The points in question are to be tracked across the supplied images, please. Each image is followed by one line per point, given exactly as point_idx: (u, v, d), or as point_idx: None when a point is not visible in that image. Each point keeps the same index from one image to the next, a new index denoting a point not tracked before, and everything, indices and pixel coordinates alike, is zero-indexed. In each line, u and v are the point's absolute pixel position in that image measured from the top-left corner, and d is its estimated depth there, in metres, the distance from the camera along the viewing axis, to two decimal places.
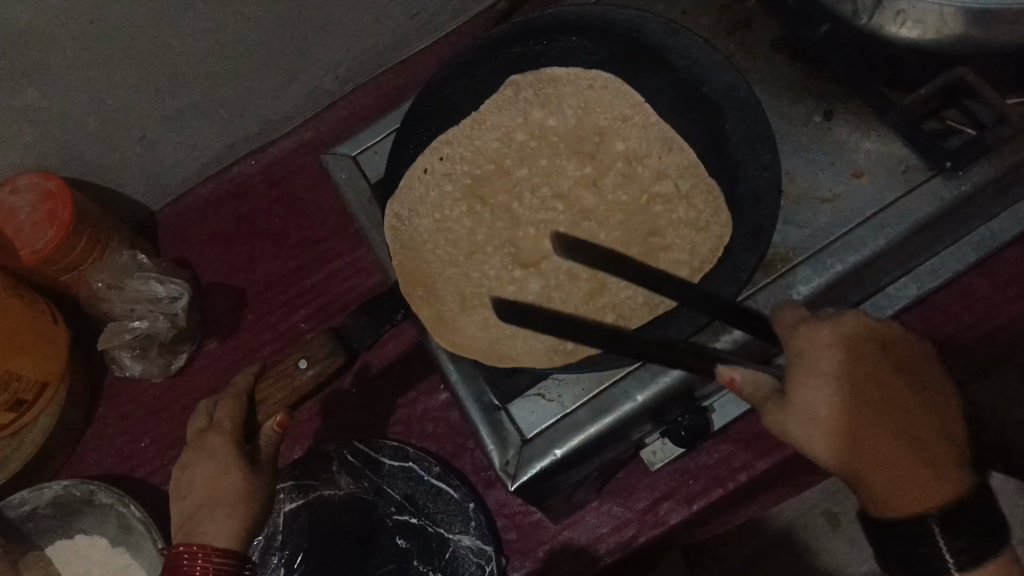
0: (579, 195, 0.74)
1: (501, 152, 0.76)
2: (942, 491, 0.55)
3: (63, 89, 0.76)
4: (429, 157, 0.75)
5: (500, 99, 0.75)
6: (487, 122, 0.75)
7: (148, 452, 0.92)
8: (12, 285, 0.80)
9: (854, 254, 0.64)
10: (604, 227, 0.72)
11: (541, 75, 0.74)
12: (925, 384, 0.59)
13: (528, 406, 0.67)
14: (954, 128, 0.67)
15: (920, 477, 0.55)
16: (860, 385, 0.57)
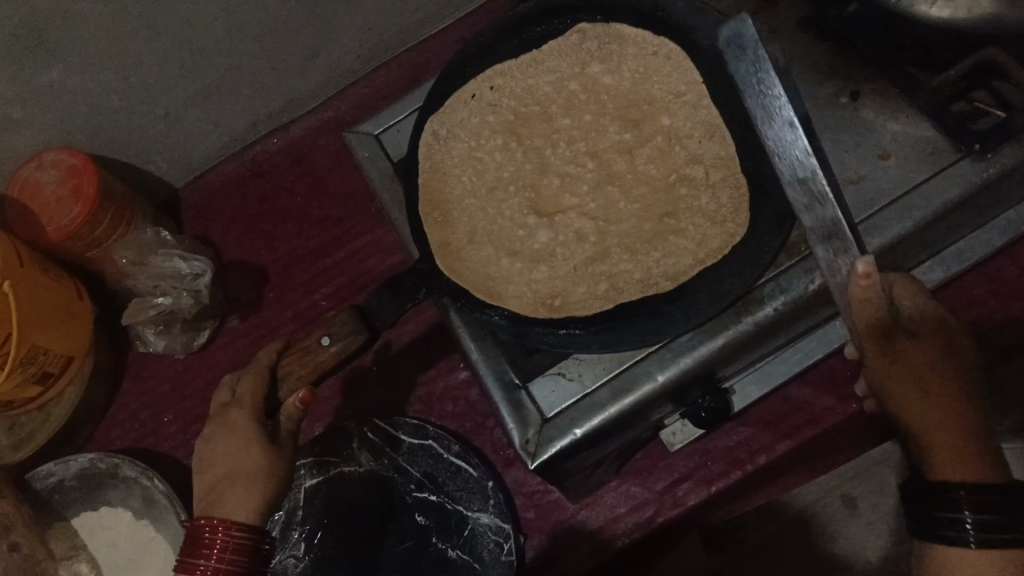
0: (612, 160, 0.73)
1: (550, 97, 0.75)
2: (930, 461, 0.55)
3: (88, 65, 0.76)
4: (480, 82, 0.74)
5: (563, 44, 0.74)
6: (545, 64, 0.74)
7: (171, 427, 0.94)
8: (39, 260, 0.81)
9: (879, 236, 0.64)
10: (625, 199, 0.71)
11: (610, 28, 0.72)
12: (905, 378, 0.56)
13: (548, 385, 0.67)
14: (984, 110, 0.66)
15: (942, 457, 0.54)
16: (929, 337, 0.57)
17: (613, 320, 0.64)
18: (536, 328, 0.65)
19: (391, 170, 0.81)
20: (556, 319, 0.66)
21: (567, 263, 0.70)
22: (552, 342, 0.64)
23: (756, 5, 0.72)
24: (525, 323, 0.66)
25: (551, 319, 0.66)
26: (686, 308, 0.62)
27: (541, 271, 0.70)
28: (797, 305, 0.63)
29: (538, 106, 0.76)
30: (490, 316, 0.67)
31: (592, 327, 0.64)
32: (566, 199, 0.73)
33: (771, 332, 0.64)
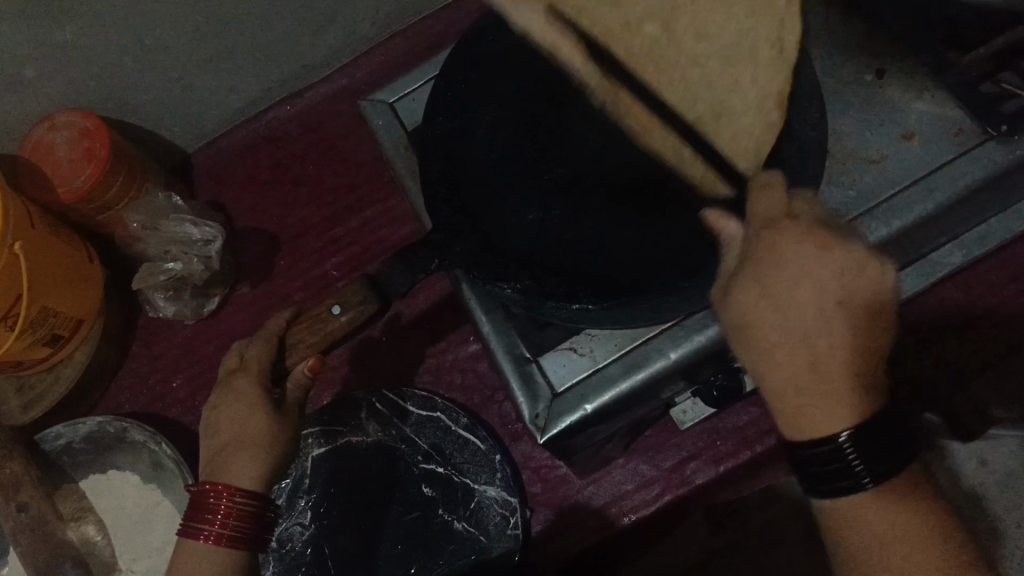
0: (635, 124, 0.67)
1: None
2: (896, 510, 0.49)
3: (102, 25, 0.75)
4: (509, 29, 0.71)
5: None
6: None
7: (179, 392, 0.94)
8: (51, 222, 0.80)
9: (898, 219, 0.62)
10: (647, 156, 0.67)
11: None
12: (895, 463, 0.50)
13: (559, 359, 0.67)
14: (1010, 91, 0.63)
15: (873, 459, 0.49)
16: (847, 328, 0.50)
17: (627, 294, 0.61)
18: (549, 302, 0.61)
19: (405, 139, 0.81)
20: (567, 290, 0.61)
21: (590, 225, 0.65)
22: (565, 318, 0.61)
23: None
24: (537, 298, 0.62)
25: (563, 290, 0.62)
26: (702, 287, 0.60)
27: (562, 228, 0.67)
28: None
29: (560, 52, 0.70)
30: (502, 290, 0.62)
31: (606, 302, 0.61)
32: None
33: None
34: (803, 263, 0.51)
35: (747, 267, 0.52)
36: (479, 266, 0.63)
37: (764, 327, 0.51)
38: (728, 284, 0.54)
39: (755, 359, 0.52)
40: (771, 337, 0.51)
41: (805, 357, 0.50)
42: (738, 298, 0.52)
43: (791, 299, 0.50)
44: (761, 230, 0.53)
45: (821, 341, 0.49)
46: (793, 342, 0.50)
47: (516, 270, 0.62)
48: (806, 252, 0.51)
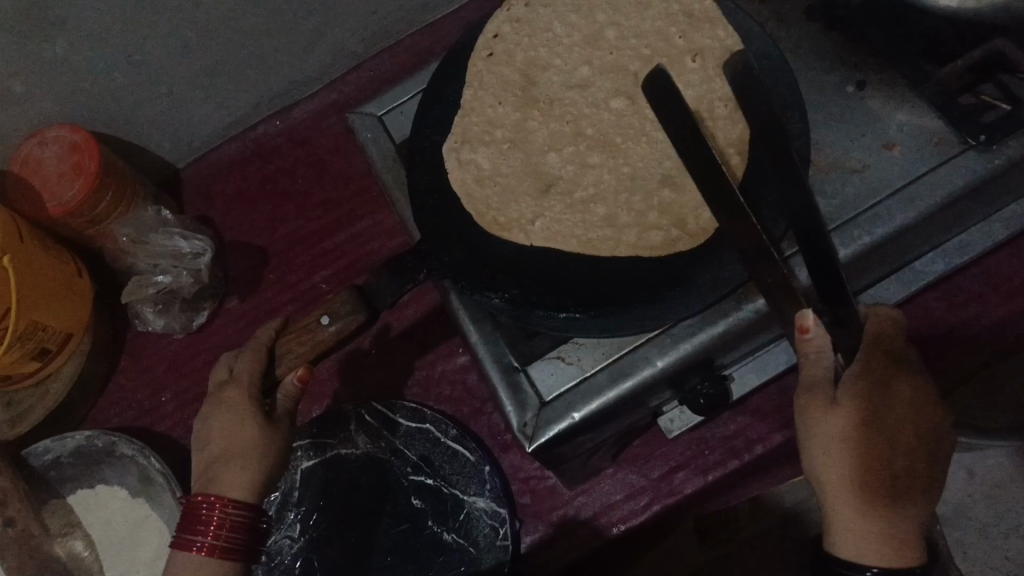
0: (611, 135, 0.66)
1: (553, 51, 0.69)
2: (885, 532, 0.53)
3: (92, 41, 0.76)
4: (483, 39, 0.70)
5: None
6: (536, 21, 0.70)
7: (168, 406, 0.93)
8: (39, 237, 0.81)
9: (881, 227, 0.63)
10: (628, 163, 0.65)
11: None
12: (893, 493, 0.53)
13: (547, 368, 0.67)
14: (989, 103, 0.66)
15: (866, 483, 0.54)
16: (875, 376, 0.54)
17: (613, 304, 0.62)
18: (536, 311, 0.63)
19: (393, 152, 0.82)
20: (555, 300, 0.63)
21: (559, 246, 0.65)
22: (551, 327, 0.62)
23: None
24: (523, 306, 0.63)
25: (550, 299, 0.63)
26: (686, 295, 0.61)
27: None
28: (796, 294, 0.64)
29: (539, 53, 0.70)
30: (490, 299, 0.64)
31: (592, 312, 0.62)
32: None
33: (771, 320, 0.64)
34: (900, 391, 0.55)
35: (852, 375, 0.54)
36: (469, 277, 0.65)
37: (861, 438, 0.53)
38: (816, 387, 0.55)
39: (842, 439, 0.54)
40: (859, 435, 0.53)
41: (881, 463, 0.53)
42: (842, 407, 0.54)
43: (888, 410, 0.54)
44: (875, 350, 0.55)
45: (866, 425, 0.54)
46: (882, 451, 0.53)
47: (503, 282, 0.65)
48: (902, 385, 0.55)
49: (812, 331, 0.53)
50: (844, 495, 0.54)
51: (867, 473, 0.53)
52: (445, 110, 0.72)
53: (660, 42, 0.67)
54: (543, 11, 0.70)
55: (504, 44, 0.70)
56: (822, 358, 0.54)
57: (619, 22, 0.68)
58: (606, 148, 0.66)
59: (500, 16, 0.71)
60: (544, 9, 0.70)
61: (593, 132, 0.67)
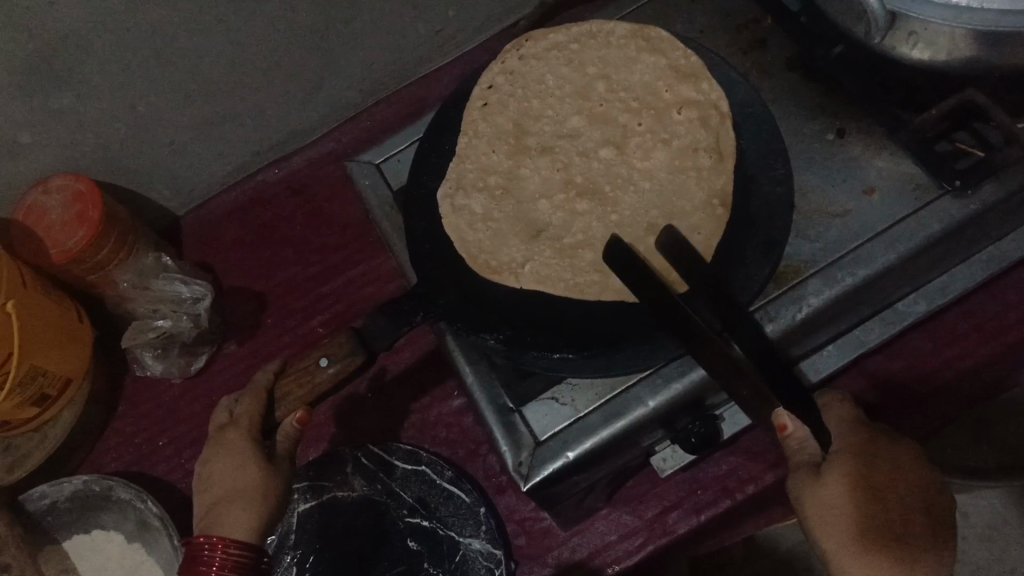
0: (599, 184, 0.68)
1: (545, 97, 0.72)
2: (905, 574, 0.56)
3: (99, 92, 0.79)
4: (479, 88, 0.73)
5: (544, 46, 0.73)
6: (529, 71, 0.72)
7: (165, 451, 0.94)
8: (41, 283, 0.82)
9: (864, 268, 0.65)
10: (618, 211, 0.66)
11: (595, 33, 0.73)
12: (901, 538, 0.57)
13: (542, 409, 0.68)
14: (964, 150, 0.68)
15: (870, 534, 0.57)
16: (852, 449, 0.60)
17: (603, 344, 0.65)
18: (530, 352, 0.65)
19: (391, 199, 0.84)
20: (547, 341, 0.66)
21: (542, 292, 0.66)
22: (546, 366, 0.65)
23: (746, 46, 0.76)
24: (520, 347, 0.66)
25: (542, 340, 0.66)
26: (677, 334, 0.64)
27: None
28: (784, 335, 0.66)
29: (535, 101, 0.71)
30: (484, 339, 0.66)
31: (584, 352, 0.65)
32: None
33: (761, 359, 0.66)
34: (881, 460, 0.60)
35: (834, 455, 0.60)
36: (464, 318, 0.67)
37: (858, 492, 0.58)
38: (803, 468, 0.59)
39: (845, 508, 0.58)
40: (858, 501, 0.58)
41: (881, 517, 0.57)
42: (833, 476, 0.58)
43: (877, 481, 0.59)
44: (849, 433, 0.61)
45: (860, 484, 0.58)
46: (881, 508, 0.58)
47: (498, 323, 0.67)
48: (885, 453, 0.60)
49: (791, 429, 0.56)
50: (851, 551, 0.57)
51: (870, 526, 0.57)
52: (440, 158, 0.75)
53: (648, 94, 0.69)
54: (536, 64, 0.73)
55: (497, 93, 0.72)
56: (807, 444, 0.58)
57: (609, 75, 0.71)
58: (595, 196, 0.67)
59: (493, 66, 0.73)
60: (537, 62, 0.73)
61: (581, 180, 0.68)
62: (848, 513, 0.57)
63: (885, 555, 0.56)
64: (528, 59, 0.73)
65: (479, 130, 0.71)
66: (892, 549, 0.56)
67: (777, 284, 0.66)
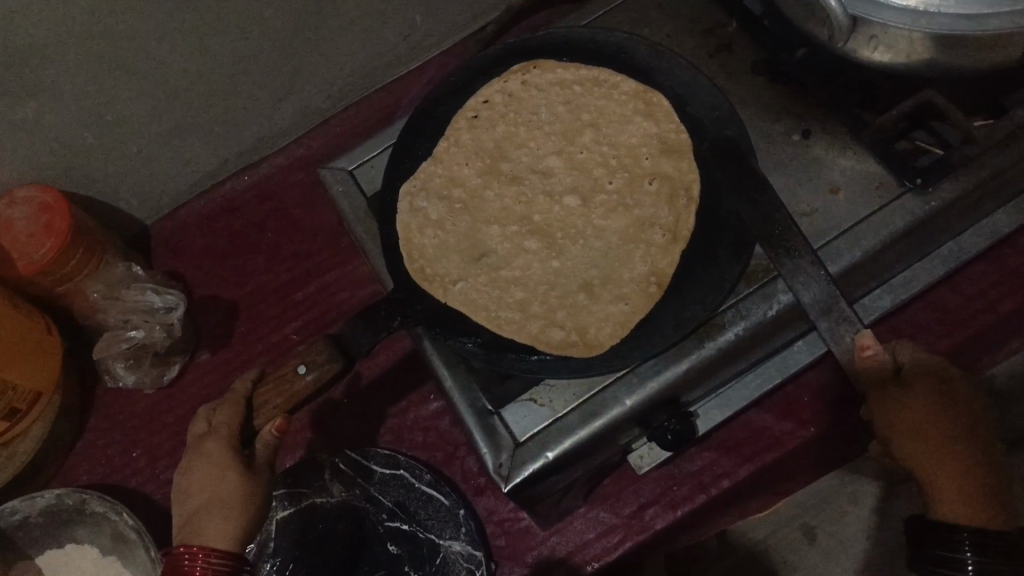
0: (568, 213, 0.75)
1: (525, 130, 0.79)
2: (976, 495, 0.58)
3: (65, 101, 0.78)
4: (474, 99, 0.79)
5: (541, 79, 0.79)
6: (525, 99, 0.79)
7: (139, 462, 0.93)
8: (8, 295, 0.81)
9: (830, 266, 0.67)
10: (581, 244, 0.74)
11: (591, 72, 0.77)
12: (974, 455, 0.59)
13: (520, 410, 0.69)
14: (923, 148, 0.70)
15: (941, 448, 0.59)
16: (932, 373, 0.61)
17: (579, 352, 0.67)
18: (508, 355, 0.67)
19: (364, 205, 0.84)
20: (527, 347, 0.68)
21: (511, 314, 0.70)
22: (523, 369, 0.67)
23: (712, 49, 0.78)
24: (497, 350, 0.69)
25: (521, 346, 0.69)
26: (652, 334, 0.65)
27: (517, 294, 0.72)
28: (755, 332, 0.67)
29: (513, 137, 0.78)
30: (463, 343, 0.69)
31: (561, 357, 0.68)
32: (541, 218, 0.75)
33: (732, 357, 0.67)
34: (958, 387, 0.61)
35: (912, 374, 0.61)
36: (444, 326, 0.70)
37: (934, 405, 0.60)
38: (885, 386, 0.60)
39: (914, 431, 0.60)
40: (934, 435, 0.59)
41: (958, 435, 0.59)
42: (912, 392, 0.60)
43: (958, 421, 0.59)
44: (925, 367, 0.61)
45: (937, 401, 0.60)
46: (958, 425, 0.59)
47: (476, 329, 0.70)
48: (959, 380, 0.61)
49: (872, 349, 0.57)
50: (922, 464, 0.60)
51: (943, 441, 0.59)
52: None
53: None
54: (534, 92, 0.79)
55: (490, 115, 0.79)
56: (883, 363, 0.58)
57: (599, 126, 0.77)
58: (545, 238, 0.74)
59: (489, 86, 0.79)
60: (536, 90, 0.79)
61: (539, 219, 0.75)
62: (921, 427, 0.60)
63: (954, 471, 0.58)
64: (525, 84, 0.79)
65: (462, 152, 0.78)
66: (968, 469, 0.58)
67: (748, 282, 0.67)
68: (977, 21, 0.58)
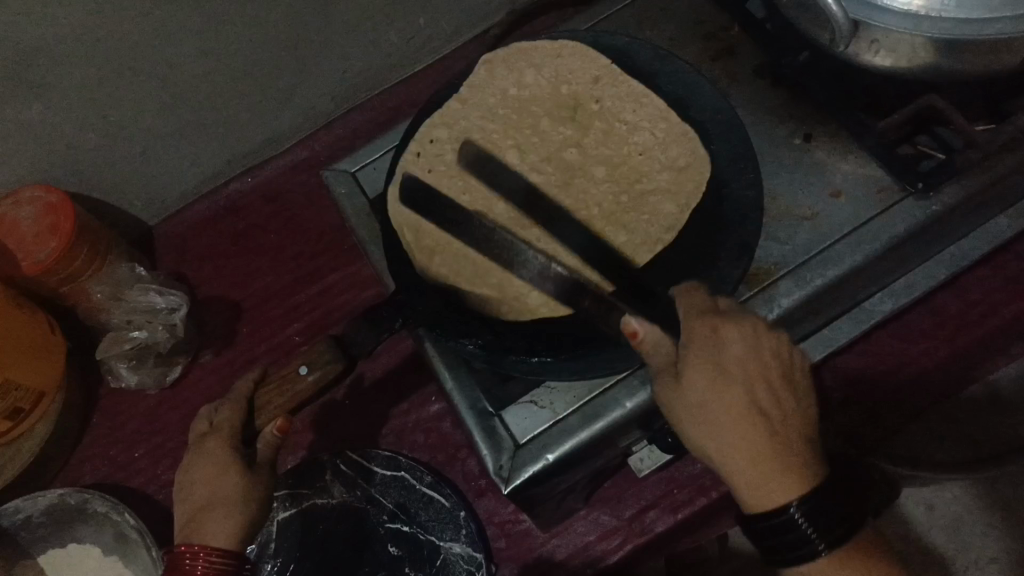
0: None
1: None
2: (749, 454, 0.55)
3: (70, 102, 0.78)
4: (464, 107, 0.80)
5: None
6: None
7: (141, 462, 0.93)
8: (12, 295, 0.81)
9: (833, 268, 0.67)
10: None
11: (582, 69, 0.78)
12: (766, 425, 0.55)
13: (521, 412, 0.69)
14: (926, 153, 0.70)
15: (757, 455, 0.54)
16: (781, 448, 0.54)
17: (584, 348, 0.65)
18: (510, 357, 0.65)
19: (367, 206, 0.84)
20: (527, 346, 0.66)
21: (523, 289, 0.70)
22: (525, 371, 0.65)
23: (715, 54, 0.78)
24: (497, 353, 0.66)
25: (522, 345, 0.66)
26: None
27: None
28: None
29: None
30: (463, 345, 0.66)
31: (563, 355, 0.65)
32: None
33: None
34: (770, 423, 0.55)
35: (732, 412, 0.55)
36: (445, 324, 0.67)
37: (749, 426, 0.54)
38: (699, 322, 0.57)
39: (707, 417, 0.55)
40: (732, 421, 0.55)
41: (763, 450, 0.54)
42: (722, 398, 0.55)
43: (761, 436, 0.54)
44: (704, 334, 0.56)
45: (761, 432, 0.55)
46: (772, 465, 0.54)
47: (477, 328, 0.67)
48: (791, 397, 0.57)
49: (641, 334, 0.55)
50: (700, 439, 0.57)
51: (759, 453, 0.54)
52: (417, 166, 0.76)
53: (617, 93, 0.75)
54: None
55: None
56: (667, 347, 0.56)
57: None
58: None
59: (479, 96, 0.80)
60: None
61: None
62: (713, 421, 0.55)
63: (736, 451, 0.55)
64: (528, 67, 0.78)
65: None
66: (734, 460, 0.55)
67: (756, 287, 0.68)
68: (978, 26, 0.58)
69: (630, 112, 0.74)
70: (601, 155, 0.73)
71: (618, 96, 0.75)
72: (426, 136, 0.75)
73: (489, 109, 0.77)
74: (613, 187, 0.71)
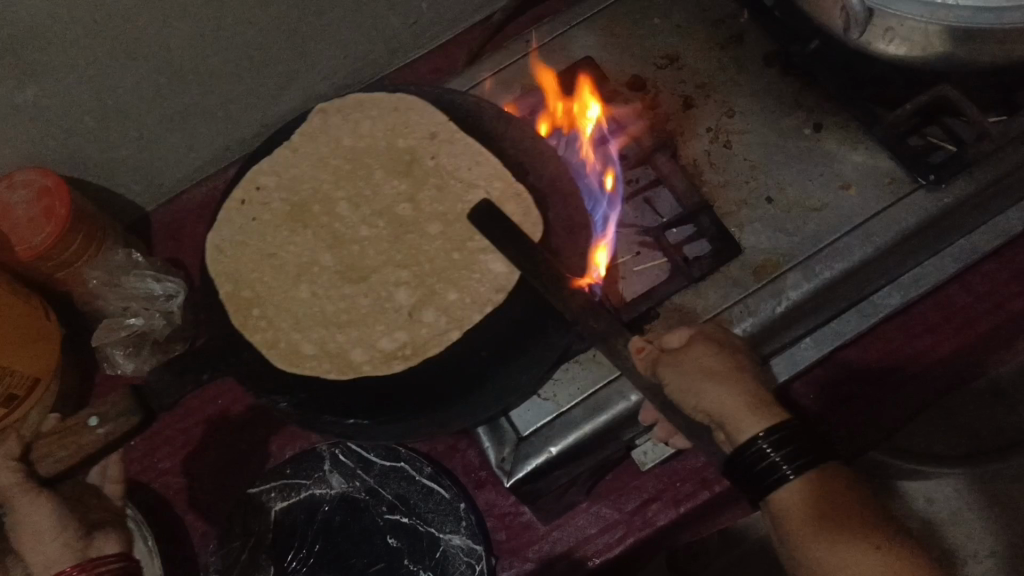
0: None
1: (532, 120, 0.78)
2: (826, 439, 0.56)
3: (64, 85, 0.76)
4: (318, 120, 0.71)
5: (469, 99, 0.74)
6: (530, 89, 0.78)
7: (137, 450, 0.92)
8: (8, 281, 0.80)
9: (842, 261, 0.66)
10: None
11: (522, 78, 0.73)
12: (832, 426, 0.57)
13: (524, 404, 0.69)
14: (935, 144, 0.69)
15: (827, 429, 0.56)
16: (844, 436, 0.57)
17: (393, 412, 0.59)
18: (323, 415, 0.60)
19: None
20: (341, 406, 0.60)
21: (351, 349, 0.61)
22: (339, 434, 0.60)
23: (722, 41, 0.78)
24: (313, 411, 0.61)
25: (335, 403, 0.60)
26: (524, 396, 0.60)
27: None
28: (764, 328, 0.66)
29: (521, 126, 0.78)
30: (278, 402, 0.61)
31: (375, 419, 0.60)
32: (372, 261, 0.63)
33: None
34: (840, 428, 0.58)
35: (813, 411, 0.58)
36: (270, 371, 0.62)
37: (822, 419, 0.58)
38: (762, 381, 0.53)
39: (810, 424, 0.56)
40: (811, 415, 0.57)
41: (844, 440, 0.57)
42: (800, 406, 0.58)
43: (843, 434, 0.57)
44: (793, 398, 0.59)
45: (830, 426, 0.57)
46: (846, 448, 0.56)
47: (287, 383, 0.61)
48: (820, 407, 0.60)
49: None
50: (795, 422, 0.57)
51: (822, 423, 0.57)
52: None
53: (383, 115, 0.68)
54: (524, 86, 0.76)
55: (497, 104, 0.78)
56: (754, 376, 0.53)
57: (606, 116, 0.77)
58: None
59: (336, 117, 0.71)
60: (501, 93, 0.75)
61: None
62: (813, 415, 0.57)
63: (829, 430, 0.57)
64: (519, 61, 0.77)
65: None
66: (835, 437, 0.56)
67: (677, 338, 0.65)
68: (998, 12, 0.58)
69: (464, 168, 0.65)
70: (432, 211, 0.64)
71: (452, 152, 0.66)
72: (253, 182, 0.69)
73: (320, 157, 0.68)
74: (444, 243, 0.63)
